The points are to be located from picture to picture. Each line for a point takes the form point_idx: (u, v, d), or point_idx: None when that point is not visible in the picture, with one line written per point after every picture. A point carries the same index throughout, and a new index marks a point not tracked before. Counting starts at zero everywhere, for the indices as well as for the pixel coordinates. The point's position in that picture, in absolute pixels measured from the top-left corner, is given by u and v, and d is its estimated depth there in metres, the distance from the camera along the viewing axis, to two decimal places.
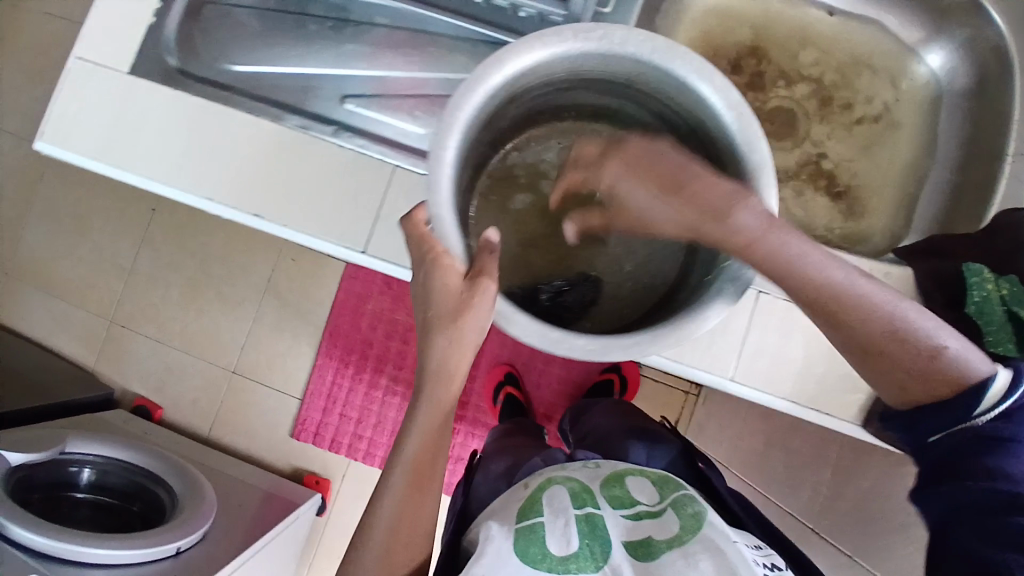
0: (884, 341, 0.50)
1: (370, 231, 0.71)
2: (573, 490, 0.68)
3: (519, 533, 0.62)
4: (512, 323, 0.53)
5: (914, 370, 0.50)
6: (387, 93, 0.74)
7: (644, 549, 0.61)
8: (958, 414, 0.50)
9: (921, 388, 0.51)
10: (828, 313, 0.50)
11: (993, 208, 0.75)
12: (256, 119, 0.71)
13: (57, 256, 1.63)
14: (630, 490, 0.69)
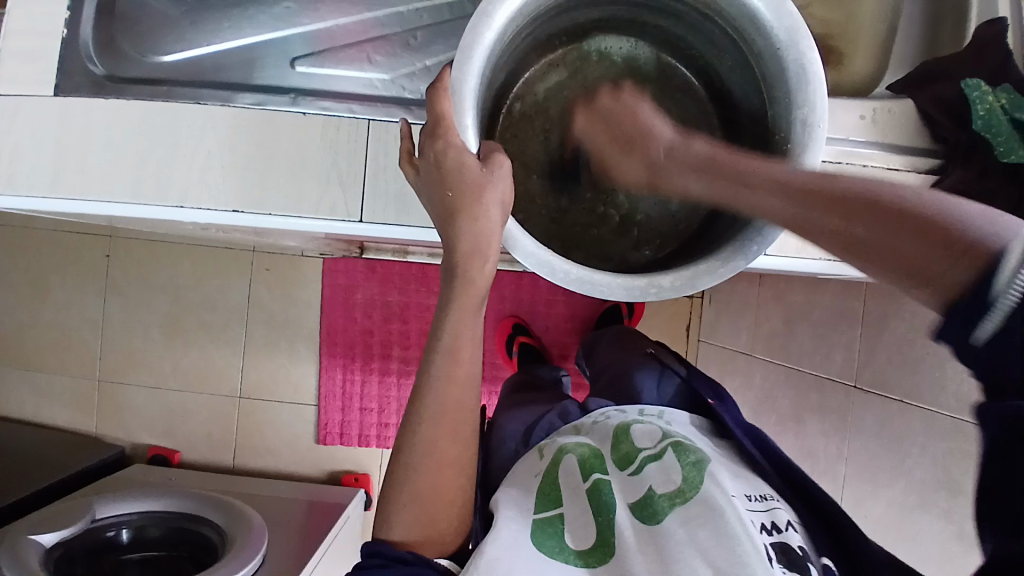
0: (878, 230, 0.42)
1: (360, 195, 0.65)
2: (583, 458, 0.68)
3: (536, 521, 0.62)
4: (592, 284, 0.52)
5: (912, 242, 0.40)
6: (336, 46, 0.69)
7: (651, 510, 0.62)
8: (986, 295, 0.37)
9: (933, 269, 0.39)
10: (811, 213, 0.45)
11: (971, 23, 0.74)
12: (206, 108, 0.66)
13: (24, 328, 1.56)
14: (635, 440, 0.69)
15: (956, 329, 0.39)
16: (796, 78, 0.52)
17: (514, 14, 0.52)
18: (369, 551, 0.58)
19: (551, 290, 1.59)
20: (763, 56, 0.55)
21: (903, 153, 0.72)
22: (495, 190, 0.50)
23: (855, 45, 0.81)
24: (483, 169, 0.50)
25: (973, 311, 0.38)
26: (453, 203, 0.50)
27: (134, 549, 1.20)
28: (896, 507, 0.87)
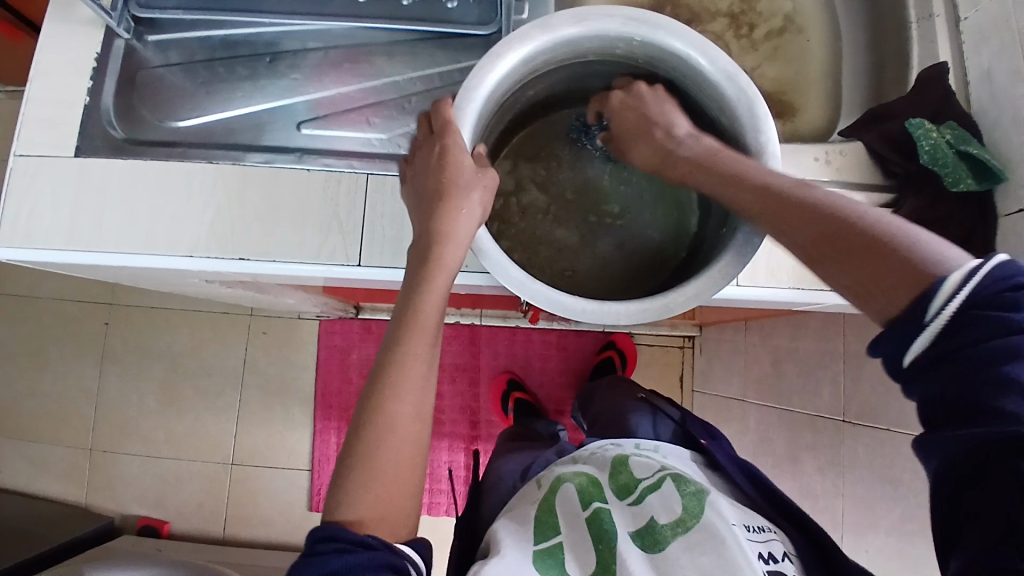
0: (857, 245, 0.48)
1: (359, 241, 0.70)
2: (581, 487, 0.70)
3: (536, 552, 0.62)
4: (598, 312, 0.54)
5: (866, 260, 0.47)
6: (340, 110, 0.76)
7: (651, 538, 0.63)
8: (923, 316, 0.44)
9: (875, 283, 0.47)
10: (777, 215, 0.52)
11: (914, 69, 0.82)
12: (218, 166, 0.71)
13: (18, 399, 1.56)
14: (634, 472, 0.71)
15: (898, 344, 0.46)
16: (750, 125, 0.57)
17: (497, 87, 0.58)
18: (320, 537, 0.53)
19: (544, 345, 1.62)
20: (718, 107, 0.61)
21: (859, 190, 0.78)
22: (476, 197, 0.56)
23: (809, 100, 0.90)
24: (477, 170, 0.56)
25: (914, 327, 0.45)
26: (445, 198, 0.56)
27: None
28: (895, 537, 0.87)
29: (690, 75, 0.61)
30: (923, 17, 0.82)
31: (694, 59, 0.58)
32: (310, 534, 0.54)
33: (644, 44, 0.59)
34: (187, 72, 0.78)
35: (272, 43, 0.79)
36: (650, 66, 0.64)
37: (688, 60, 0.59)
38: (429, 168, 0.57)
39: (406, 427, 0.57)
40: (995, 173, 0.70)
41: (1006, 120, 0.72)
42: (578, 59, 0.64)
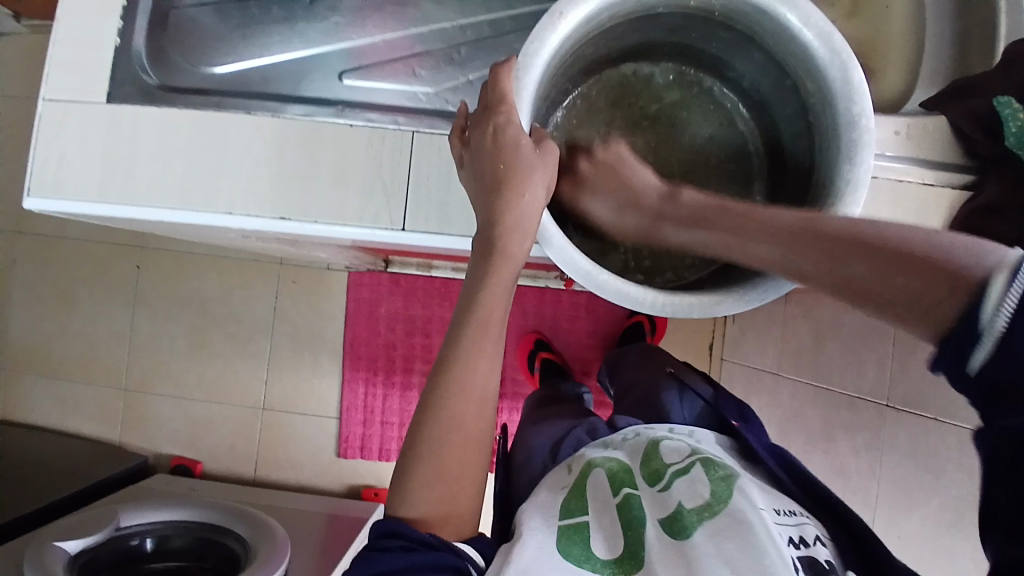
0: (861, 270, 0.43)
1: (403, 204, 0.66)
2: (611, 471, 0.69)
3: (561, 528, 0.62)
4: (662, 303, 0.52)
5: (903, 277, 0.41)
6: (384, 60, 0.71)
7: (680, 525, 0.61)
8: (974, 324, 0.36)
9: (925, 304, 0.39)
10: (796, 253, 0.48)
11: (1004, 34, 0.75)
12: (256, 118, 0.68)
13: (50, 340, 1.58)
14: (665, 458, 0.68)
15: (948, 360, 0.38)
16: (842, 92, 0.52)
17: (562, 47, 0.53)
18: (386, 529, 0.55)
19: (573, 306, 1.60)
20: (801, 69, 0.56)
21: (938, 168, 0.73)
22: (535, 182, 0.51)
23: (885, 63, 0.83)
24: (538, 154, 0.52)
25: (963, 339, 0.37)
26: (501, 182, 0.51)
27: (156, 557, 1.20)
28: (933, 525, 0.85)
29: (769, 35, 0.56)
30: None
31: (782, 16, 0.53)
32: (376, 525, 0.56)
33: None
34: (220, 13, 0.74)
35: None
36: (725, 22, 0.58)
37: (773, 16, 0.53)
38: (481, 147, 0.52)
39: (446, 407, 0.55)
40: None
41: None
42: (645, 13, 0.59)
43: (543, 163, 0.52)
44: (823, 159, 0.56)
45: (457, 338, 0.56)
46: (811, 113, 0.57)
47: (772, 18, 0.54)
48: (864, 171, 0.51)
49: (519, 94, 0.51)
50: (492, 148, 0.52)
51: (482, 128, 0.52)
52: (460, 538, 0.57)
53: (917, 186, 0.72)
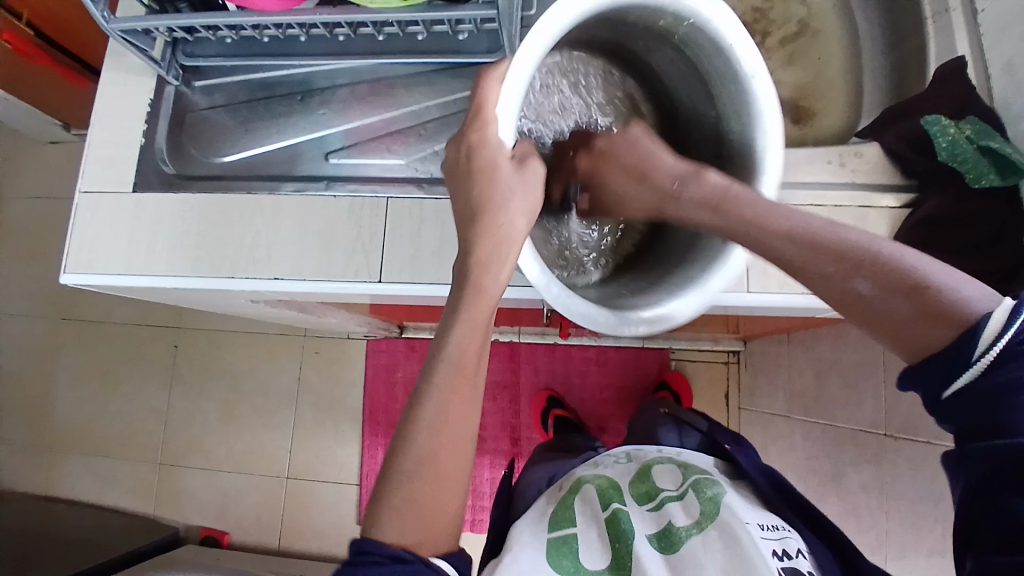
0: (869, 291, 0.48)
1: (379, 260, 0.75)
2: (601, 488, 0.76)
3: (552, 540, 0.68)
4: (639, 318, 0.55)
5: (897, 305, 0.48)
6: (365, 139, 0.82)
7: (667, 539, 0.67)
8: (962, 356, 0.46)
9: (921, 334, 0.48)
10: (816, 262, 0.50)
11: (931, 64, 0.81)
12: (255, 195, 0.79)
13: (93, 420, 1.70)
14: (656, 483, 0.77)
15: (931, 382, 0.49)
16: (760, 110, 0.56)
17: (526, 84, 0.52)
18: (357, 548, 0.52)
19: (584, 361, 1.62)
20: (720, 83, 0.59)
21: (877, 191, 0.76)
22: (516, 204, 0.55)
23: (826, 101, 0.89)
24: (517, 172, 0.55)
25: (948, 373, 0.47)
26: (484, 199, 0.55)
27: None
28: (939, 558, 0.83)
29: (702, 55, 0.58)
30: (939, 11, 0.81)
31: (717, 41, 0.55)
32: (350, 546, 0.53)
33: (696, 27, 0.55)
34: (230, 111, 0.86)
35: (301, 80, 0.85)
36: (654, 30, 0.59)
37: (706, 35, 0.55)
38: (468, 161, 0.55)
39: None
40: (1020, 167, 0.69)
41: None
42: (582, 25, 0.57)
43: (522, 182, 0.55)
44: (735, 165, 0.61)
45: (433, 367, 0.56)
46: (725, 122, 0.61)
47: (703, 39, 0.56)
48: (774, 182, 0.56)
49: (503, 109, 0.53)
50: (478, 157, 0.54)
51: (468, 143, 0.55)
52: (439, 553, 0.53)
53: (856, 208, 0.75)
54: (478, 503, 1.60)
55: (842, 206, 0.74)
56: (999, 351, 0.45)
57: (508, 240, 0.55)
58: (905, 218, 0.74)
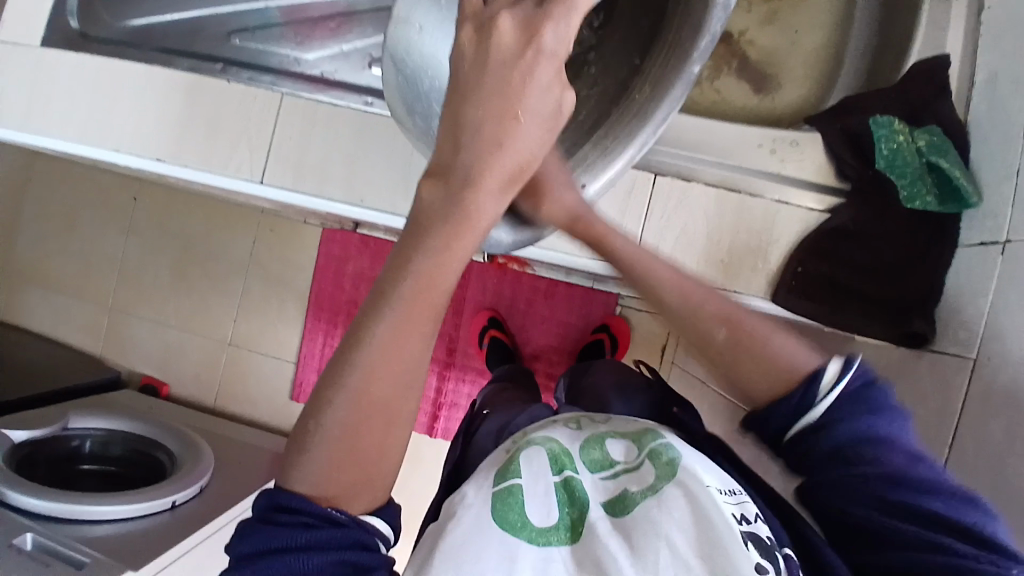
0: (720, 334, 0.45)
1: (263, 160, 0.72)
2: (553, 451, 0.57)
3: (495, 492, 0.52)
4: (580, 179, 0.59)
5: (752, 368, 0.44)
6: (274, 24, 0.75)
7: (622, 504, 0.52)
8: (795, 400, 0.43)
9: (755, 382, 0.44)
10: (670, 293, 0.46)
11: (911, 56, 0.72)
12: (149, 67, 0.74)
13: (52, 256, 1.75)
14: (609, 449, 0.58)
15: (773, 428, 0.45)
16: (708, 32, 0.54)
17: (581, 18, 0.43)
18: (271, 504, 0.40)
19: (532, 290, 1.61)
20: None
21: (796, 188, 0.69)
22: (531, 141, 0.40)
23: (794, 76, 0.81)
24: (556, 101, 0.40)
25: (788, 418, 0.44)
26: (501, 141, 0.39)
27: (92, 461, 1.34)
28: None
29: None
30: None
31: None
32: (261, 499, 0.40)
33: None
34: None
35: None
36: None
37: None
38: (496, 56, 0.39)
39: None
40: (962, 197, 0.62)
41: (995, 136, 0.63)
42: None
43: (550, 118, 0.40)
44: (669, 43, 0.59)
45: (379, 311, 0.39)
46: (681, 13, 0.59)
47: None
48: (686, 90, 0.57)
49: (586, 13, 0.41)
50: (518, 67, 0.39)
51: (524, 44, 0.39)
52: (373, 509, 0.41)
53: (767, 203, 0.68)
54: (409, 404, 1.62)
55: (751, 199, 0.68)
56: (835, 394, 0.42)
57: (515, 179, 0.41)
58: (817, 225, 0.67)
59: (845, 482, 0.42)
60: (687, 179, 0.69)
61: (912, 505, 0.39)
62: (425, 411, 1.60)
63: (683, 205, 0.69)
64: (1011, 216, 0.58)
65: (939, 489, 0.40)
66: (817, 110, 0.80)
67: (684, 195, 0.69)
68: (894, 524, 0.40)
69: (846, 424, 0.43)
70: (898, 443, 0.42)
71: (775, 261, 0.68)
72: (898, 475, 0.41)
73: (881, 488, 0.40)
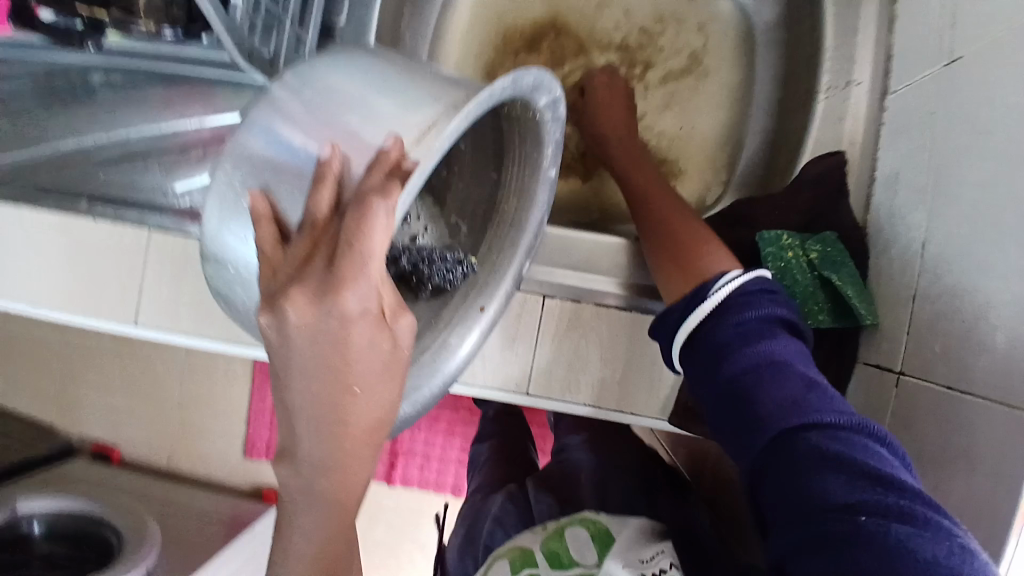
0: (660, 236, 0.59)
1: (137, 300, 0.69)
2: (516, 556, 0.61)
3: None
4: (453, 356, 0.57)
5: (685, 240, 0.57)
6: (132, 152, 0.67)
7: None
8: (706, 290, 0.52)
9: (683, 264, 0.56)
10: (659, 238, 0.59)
11: (803, 156, 0.69)
12: (16, 207, 0.69)
13: None
14: (568, 545, 0.61)
15: (675, 336, 0.53)
16: (545, 163, 0.55)
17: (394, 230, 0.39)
18: None
19: None
20: (515, 134, 0.57)
21: None
22: (377, 397, 0.38)
23: (691, 166, 0.78)
24: (387, 347, 0.38)
25: (682, 317, 0.52)
26: (344, 415, 0.37)
27: (46, 541, 1.22)
28: None
29: (524, 133, 0.56)
30: (835, 86, 0.67)
31: (542, 132, 0.54)
32: None
33: (539, 121, 0.52)
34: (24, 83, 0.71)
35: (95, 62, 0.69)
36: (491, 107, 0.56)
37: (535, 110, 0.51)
38: (301, 335, 0.35)
39: None
40: (855, 316, 0.59)
41: (893, 249, 0.59)
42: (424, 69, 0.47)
43: (388, 365, 0.38)
44: (507, 191, 0.59)
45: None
46: (504, 167, 0.60)
47: (525, 131, 0.55)
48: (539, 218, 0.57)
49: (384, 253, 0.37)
50: (334, 340, 0.36)
51: (324, 316, 0.35)
52: None
53: (660, 320, 0.66)
54: None
55: (647, 315, 0.66)
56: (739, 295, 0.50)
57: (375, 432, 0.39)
58: None
59: (761, 427, 0.43)
60: (577, 301, 0.66)
61: (822, 446, 0.40)
62: (376, 459, 1.13)
63: (574, 327, 0.66)
64: (905, 347, 0.55)
65: (841, 423, 0.41)
66: (716, 199, 0.77)
67: (576, 318, 0.66)
68: (807, 456, 0.40)
69: (739, 335, 0.48)
70: (797, 374, 0.45)
71: (671, 386, 0.66)
72: (805, 416, 0.42)
73: (795, 424, 0.42)
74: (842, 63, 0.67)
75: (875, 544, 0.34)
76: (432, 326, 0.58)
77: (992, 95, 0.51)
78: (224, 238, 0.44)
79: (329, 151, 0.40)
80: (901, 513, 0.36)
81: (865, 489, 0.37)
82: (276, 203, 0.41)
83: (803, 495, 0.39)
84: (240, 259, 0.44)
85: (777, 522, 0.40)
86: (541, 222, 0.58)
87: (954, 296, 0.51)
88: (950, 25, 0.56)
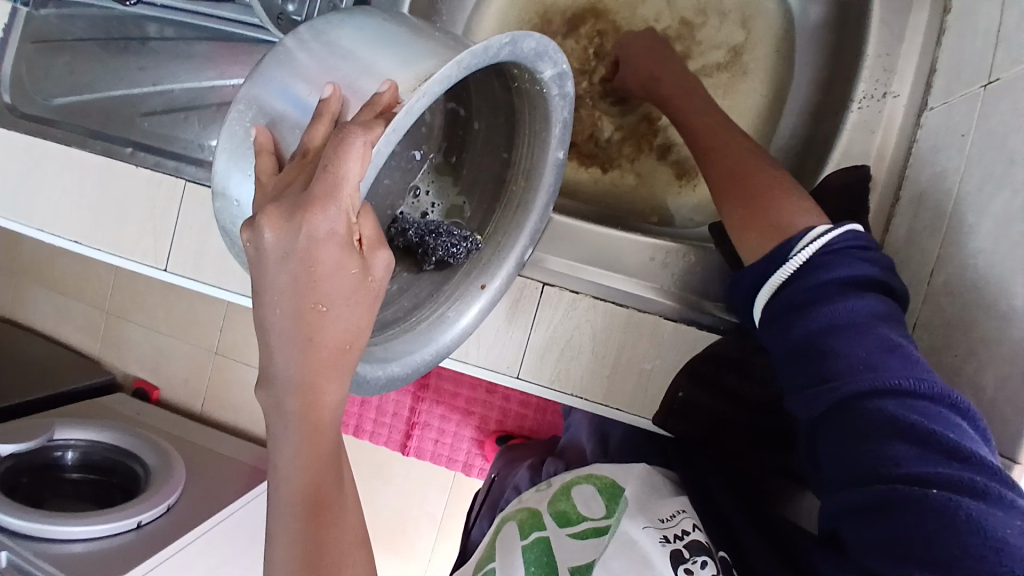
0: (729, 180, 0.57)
1: (167, 248, 0.73)
2: (522, 520, 0.63)
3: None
4: (450, 329, 0.58)
5: (761, 185, 0.55)
6: (177, 108, 0.73)
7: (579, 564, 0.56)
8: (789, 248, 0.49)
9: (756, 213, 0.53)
10: (732, 185, 0.56)
11: (829, 167, 0.65)
12: (68, 149, 0.75)
13: None
14: (575, 502, 0.62)
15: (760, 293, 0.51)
16: (553, 140, 0.55)
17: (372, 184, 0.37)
18: None
19: None
20: (524, 102, 0.55)
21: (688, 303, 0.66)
22: (347, 318, 0.36)
23: None
24: (358, 272, 0.35)
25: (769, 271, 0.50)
26: (311, 334, 0.35)
27: (77, 470, 1.29)
28: None
29: (534, 105, 0.54)
30: (872, 96, 0.64)
31: (548, 107, 0.53)
32: None
33: (545, 94, 0.51)
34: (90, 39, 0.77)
35: (154, 22, 0.74)
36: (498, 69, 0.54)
37: (541, 83, 0.50)
38: (272, 254, 0.34)
39: None
40: None
41: (903, 274, 0.57)
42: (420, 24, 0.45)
43: (358, 290, 0.36)
44: (518, 168, 0.59)
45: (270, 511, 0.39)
46: (517, 142, 0.59)
47: (533, 104, 0.54)
48: (547, 198, 0.58)
49: (360, 187, 0.35)
50: (302, 259, 0.34)
51: (293, 233, 0.33)
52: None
53: (655, 319, 0.66)
54: (380, 415, 1.16)
55: (642, 313, 0.66)
56: (818, 252, 0.47)
57: (346, 355, 0.37)
58: (708, 342, 0.65)
59: (830, 386, 0.42)
60: (575, 291, 0.67)
61: (894, 415, 0.39)
62: (396, 426, 1.14)
63: (570, 316, 0.67)
64: None
65: (916, 390, 0.39)
66: None
67: (572, 308, 0.67)
68: (885, 422, 0.39)
69: (820, 293, 0.45)
70: (880, 332, 0.42)
71: (660, 386, 0.66)
72: (877, 379, 0.40)
73: (869, 388, 0.40)
74: (883, 71, 0.64)
75: (939, 513, 0.35)
76: (432, 298, 0.59)
77: (1017, 125, 0.48)
78: (227, 181, 0.44)
79: (329, 92, 0.40)
80: (980, 491, 0.35)
81: (936, 462, 0.37)
82: (275, 141, 0.41)
83: (875, 461, 0.38)
84: (242, 199, 0.43)
85: (841, 483, 0.40)
86: (548, 203, 0.58)
87: (957, 325, 0.48)
88: (995, 44, 0.53)
